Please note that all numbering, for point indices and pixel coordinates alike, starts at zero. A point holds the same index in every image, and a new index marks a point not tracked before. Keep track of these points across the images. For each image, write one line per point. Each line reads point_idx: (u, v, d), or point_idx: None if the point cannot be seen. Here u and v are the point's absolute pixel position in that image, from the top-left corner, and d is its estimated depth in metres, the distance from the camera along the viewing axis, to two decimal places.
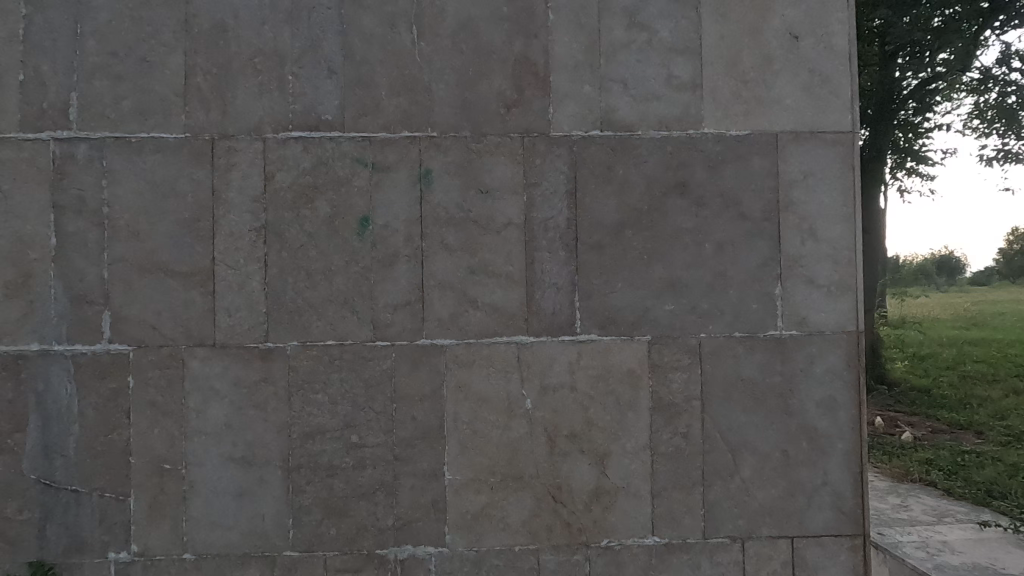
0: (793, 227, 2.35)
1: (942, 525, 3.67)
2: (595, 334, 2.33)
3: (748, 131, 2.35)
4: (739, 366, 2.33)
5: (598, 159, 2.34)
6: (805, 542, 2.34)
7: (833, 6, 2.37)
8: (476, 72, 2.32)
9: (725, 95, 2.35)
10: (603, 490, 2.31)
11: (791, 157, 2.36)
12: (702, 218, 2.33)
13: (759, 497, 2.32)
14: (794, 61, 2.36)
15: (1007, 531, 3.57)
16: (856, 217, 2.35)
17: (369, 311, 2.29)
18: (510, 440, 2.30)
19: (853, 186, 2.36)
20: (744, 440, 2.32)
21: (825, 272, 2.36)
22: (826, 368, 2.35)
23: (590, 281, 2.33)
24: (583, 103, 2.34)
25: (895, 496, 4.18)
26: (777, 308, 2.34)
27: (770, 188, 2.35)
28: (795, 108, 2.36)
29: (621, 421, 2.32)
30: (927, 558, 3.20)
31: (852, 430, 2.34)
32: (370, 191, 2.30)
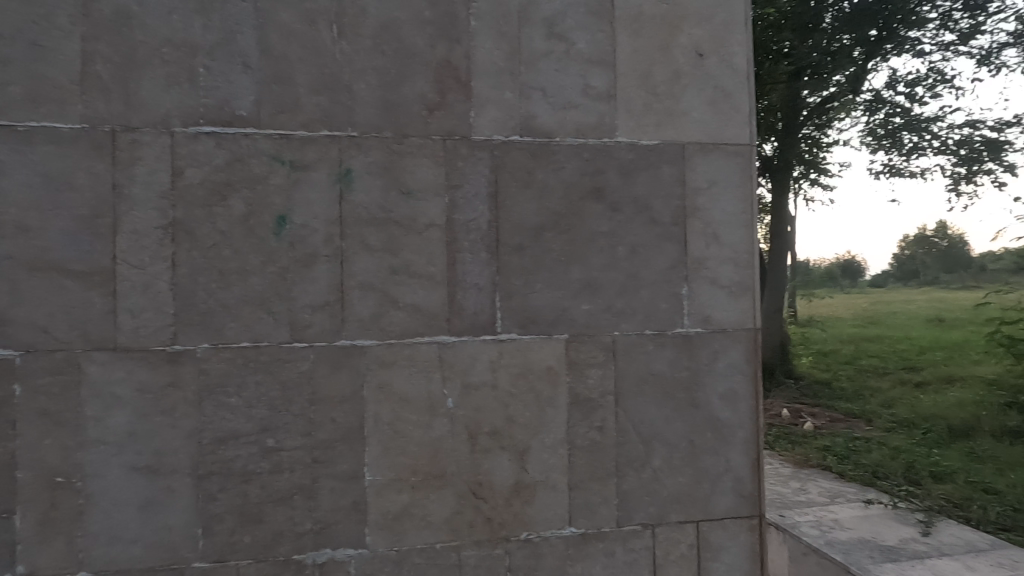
0: (699, 232, 2.52)
1: (834, 505, 4.05)
2: (515, 334, 2.40)
3: (659, 141, 2.50)
4: (650, 362, 2.47)
5: (518, 164, 2.41)
6: (710, 525, 2.51)
7: (734, 28, 2.57)
8: (398, 74, 2.34)
9: (638, 106, 2.49)
10: (523, 484, 2.39)
11: (697, 166, 2.53)
12: (616, 222, 2.46)
13: (668, 485, 2.47)
14: (700, 77, 2.54)
15: (889, 507, 3.98)
16: (753, 223, 2.56)
17: (286, 312, 2.25)
18: (432, 439, 2.33)
19: (751, 195, 2.57)
20: (655, 432, 2.47)
21: (727, 273, 2.55)
22: (728, 362, 2.54)
23: (510, 281, 2.39)
24: (503, 109, 2.41)
25: (796, 481, 4.57)
26: (684, 307, 2.51)
27: (677, 195, 2.51)
28: (700, 120, 2.54)
29: (540, 417, 2.40)
30: (820, 535, 3.53)
31: (749, 419, 2.55)
32: (288, 189, 2.26)
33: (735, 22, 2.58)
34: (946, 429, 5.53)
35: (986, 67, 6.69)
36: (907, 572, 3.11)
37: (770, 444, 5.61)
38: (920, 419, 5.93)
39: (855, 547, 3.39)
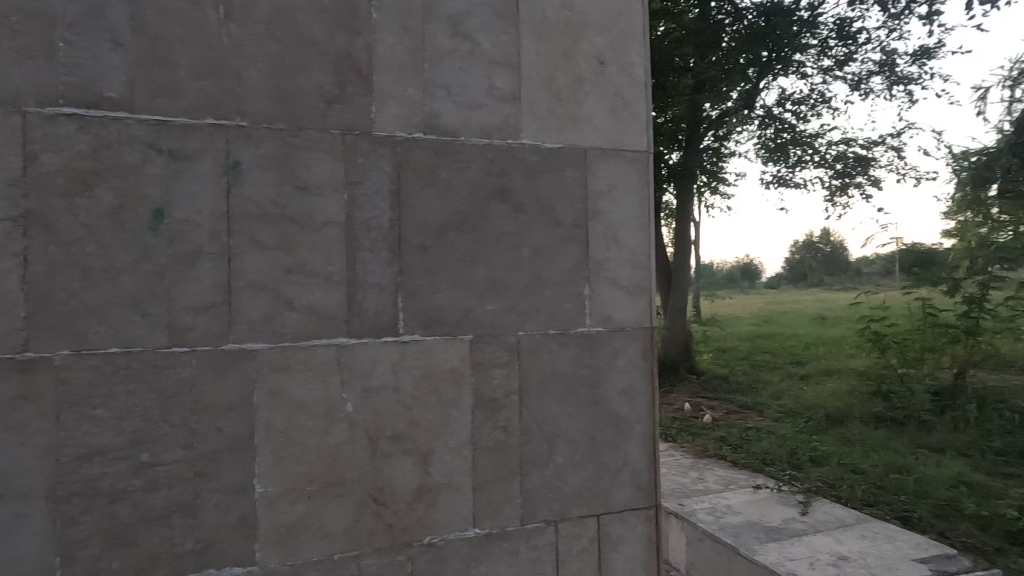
0: (600, 234, 2.60)
1: (727, 492, 4.36)
2: (418, 335, 2.35)
3: (562, 145, 2.56)
4: (553, 361, 2.52)
5: (421, 162, 2.37)
6: (610, 517, 2.60)
7: (633, 39, 2.68)
8: (293, 63, 2.22)
9: (542, 109, 2.53)
10: (426, 488, 2.34)
11: (598, 171, 2.61)
12: (521, 223, 2.48)
13: (571, 480, 2.53)
14: (601, 84, 2.62)
15: (774, 490, 4.32)
16: (650, 227, 2.69)
17: (165, 314, 2.07)
18: (330, 446, 2.23)
19: (648, 199, 2.69)
20: (558, 429, 2.51)
21: (626, 274, 2.65)
22: (627, 360, 2.64)
23: (413, 282, 2.35)
24: (407, 105, 2.36)
25: (694, 471, 4.88)
26: (586, 307, 2.58)
27: (579, 198, 2.58)
28: (601, 126, 2.62)
29: (443, 419, 2.37)
30: (713, 521, 3.79)
31: (646, 413, 2.67)
32: (166, 180, 2.07)
33: (634, 34, 2.69)
34: (824, 416, 6.10)
35: (857, 91, 7.47)
36: (787, 549, 3.38)
37: (673, 437, 5.93)
38: (803, 408, 6.50)
39: (744, 530, 3.64)
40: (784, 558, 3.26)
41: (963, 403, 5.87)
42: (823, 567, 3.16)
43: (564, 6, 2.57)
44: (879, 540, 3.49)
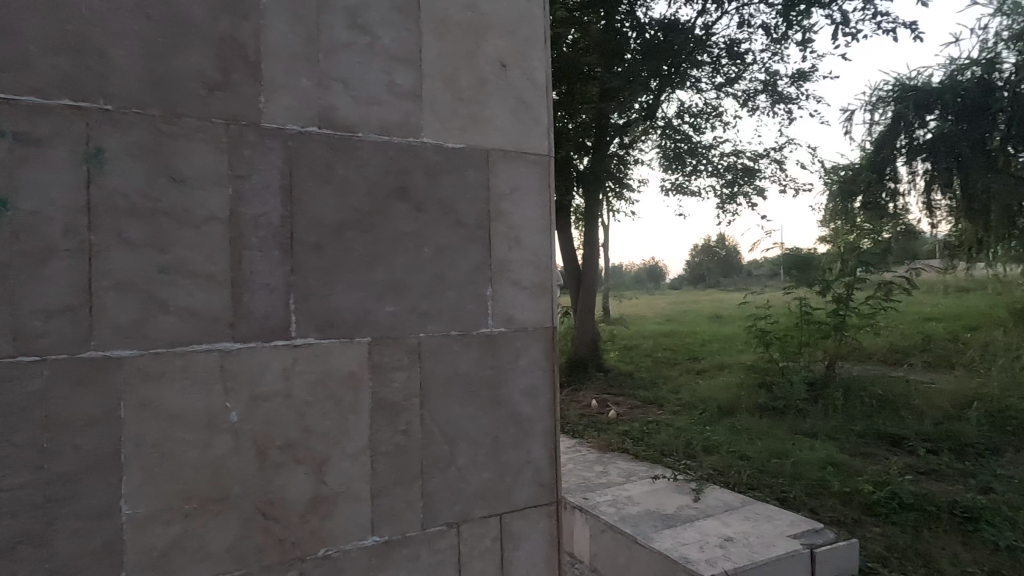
0: (502, 235, 2.62)
1: (628, 483, 4.57)
2: (312, 338, 2.24)
3: (464, 146, 2.55)
4: (455, 362, 2.51)
5: (316, 157, 2.26)
6: (513, 516, 2.63)
7: (534, 45, 2.74)
8: (168, 44, 2.03)
9: (443, 109, 2.51)
10: (321, 498, 2.24)
11: (501, 172, 2.64)
12: (422, 223, 2.44)
13: (473, 481, 2.53)
14: (503, 87, 2.65)
15: (671, 480, 4.58)
16: (551, 229, 2.75)
17: (9, 319, 1.82)
18: (212, 459, 2.07)
19: (549, 202, 2.76)
20: (460, 431, 2.50)
21: (529, 276, 2.70)
22: (529, 359, 2.68)
23: (306, 282, 2.23)
24: (299, 97, 2.24)
25: (599, 465, 5.07)
26: (488, 308, 2.59)
27: (482, 199, 2.58)
28: (503, 128, 2.65)
29: (340, 426, 2.27)
30: (615, 512, 3.96)
31: (548, 412, 2.72)
32: (10, 168, 1.83)
33: (536, 39, 2.74)
34: (716, 408, 6.56)
35: (746, 107, 8.13)
36: (680, 535, 3.59)
37: (580, 433, 6.12)
38: (698, 401, 6.97)
39: (642, 520, 3.83)
40: (677, 543, 3.46)
41: (832, 392, 6.55)
42: (711, 549, 3.39)
43: (466, 7, 2.56)
44: (761, 520, 3.80)
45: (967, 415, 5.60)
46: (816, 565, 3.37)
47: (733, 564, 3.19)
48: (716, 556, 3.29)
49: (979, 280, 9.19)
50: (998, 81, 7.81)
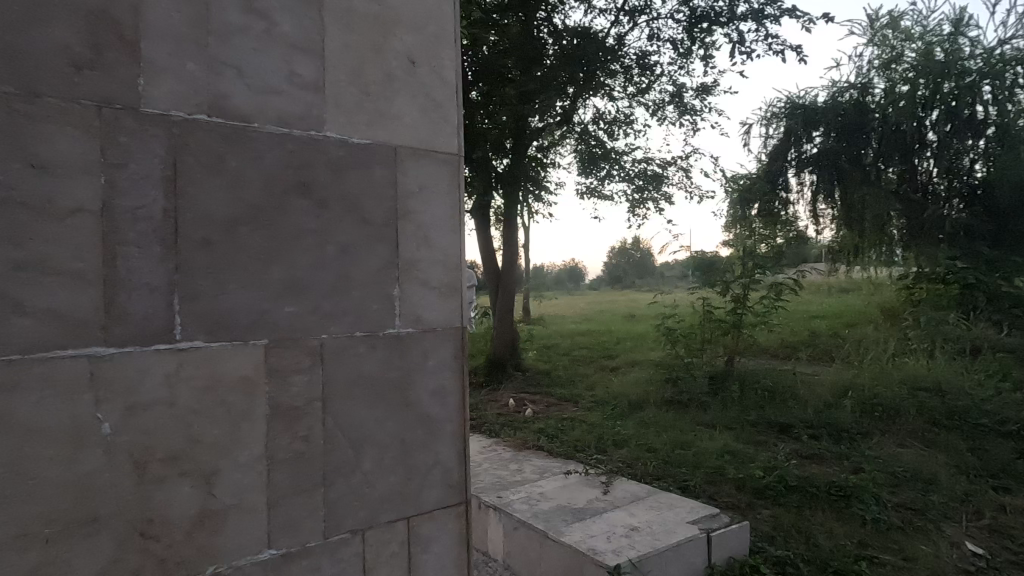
0: (410, 234, 2.58)
1: (542, 479, 4.66)
2: (200, 342, 2.09)
3: (370, 141, 2.48)
4: (360, 364, 2.43)
5: (205, 147, 2.11)
6: (421, 518, 2.59)
7: (444, 43, 2.72)
8: (25, 15, 1.82)
9: (348, 103, 2.43)
10: (210, 513, 2.09)
11: (409, 171, 2.59)
12: (324, 220, 2.35)
13: (379, 486, 2.46)
14: (412, 83, 2.60)
15: (583, 474, 4.72)
16: (461, 228, 2.74)
17: None
18: (79, 476, 1.87)
19: (459, 201, 2.74)
20: (365, 435, 2.43)
21: (438, 276, 2.67)
22: (437, 360, 2.66)
23: (194, 281, 2.08)
24: (186, 82, 2.08)
25: (514, 463, 5.13)
26: (395, 308, 2.54)
27: (389, 197, 2.52)
28: (412, 126, 2.60)
29: (232, 434, 2.14)
30: (528, 509, 4.01)
31: (457, 412, 2.72)
32: None
33: (446, 38, 2.72)
34: (626, 403, 6.85)
35: (655, 116, 8.55)
36: (589, 527, 3.71)
37: (497, 432, 6.16)
38: (610, 397, 7.24)
39: (554, 515, 3.91)
40: (586, 536, 3.57)
41: (729, 385, 7.04)
42: (618, 538, 3.52)
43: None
44: (664, 508, 4.00)
45: (842, 404, 6.19)
46: (712, 548, 3.60)
47: (637, 552, 3.33)
48: (621, 545, 3.42)
49: (855, 282, 10.25)
50: (870, 104, 8.91)
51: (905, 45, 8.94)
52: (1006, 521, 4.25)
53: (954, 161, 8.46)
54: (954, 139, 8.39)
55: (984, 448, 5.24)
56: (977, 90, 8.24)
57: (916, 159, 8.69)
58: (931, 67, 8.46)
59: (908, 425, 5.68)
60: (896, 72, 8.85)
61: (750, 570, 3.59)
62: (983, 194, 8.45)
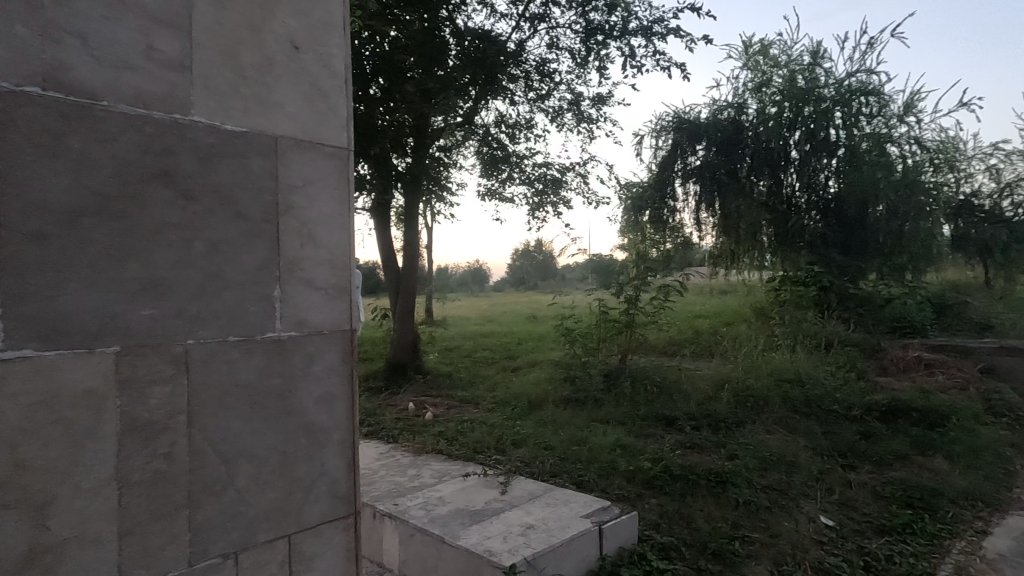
0: (293, 231, 2.41)
1: (440, 484, 4.58)
2: (31, 350, 1.80)
3: (246, 129, 2.29)
4: (234, 372, 2.23)
5: (38, 125, 1.82)
6: (303, 535, 2.43)
7: (332, 30, 2.58)
8: None
9: (220, 86, 2.22)
10: (42, 549, 1.81)
11: (292, 162, 2.42)
12: (191, 213, 2.12)
13: (255, 503, 2.28)
14: (295, 70, 2.44)
15: (482, 475, 4.72)
16: (350, 226, 2.61)
17: None
18: None
19: (348, 198, 2.61)
20: (240, 449, 2.23)
21: (324, 276, 2.52)
22: (324, 365, 2.51)
23: (23, 280, 1.79)
24: (13, 47, 1.79)
25: (411, 468, 5.00)
26: (275, 310, 2.36)
27: (268, 191, 2.34)
28: (295, 115, 2.44)
29: (73, 456, 1.87)
30: (424, 515, 3.92)
31: (345, 419, 2.58)
32: None
33: (333, 25, 2.58)
34: (526, 403, 6.96)
35: (554, 122, 8.78)
36: (487, 529, 3.70)
37: (395, 437, 6.00)
38: (510, 397, 7.31)
39: (451, 519, 3.86)
40: (482, 538, 3.55)
41: (622, 381, 7.37)
42: (514, 538, 3.54)
43: None
44: (559, 504, 4.10)
45: (720, 396, 6.72)
46: (603, 540, 3.73)
47: (532, 550, 3.37)
48: (517, 545, 3.44)
49: (732, 284, 11.21)
50: (745, 122, 9.84)
51: (774, 71, 9.94)
52: (851, 494, 4.84)
53: (812, 176, 9.48)
54: (812, 158, 9.43)
55: (835, 431, 5.93)
56: (830, 115, 9.28)
57: (783, 173, 9.63)
58: (793, 93, 9.47)
59: (775, 413, 6.28)
60: (766, 95, 9.83)
61: (638, 557, 3.77)
62: (836, 207, 9.41)
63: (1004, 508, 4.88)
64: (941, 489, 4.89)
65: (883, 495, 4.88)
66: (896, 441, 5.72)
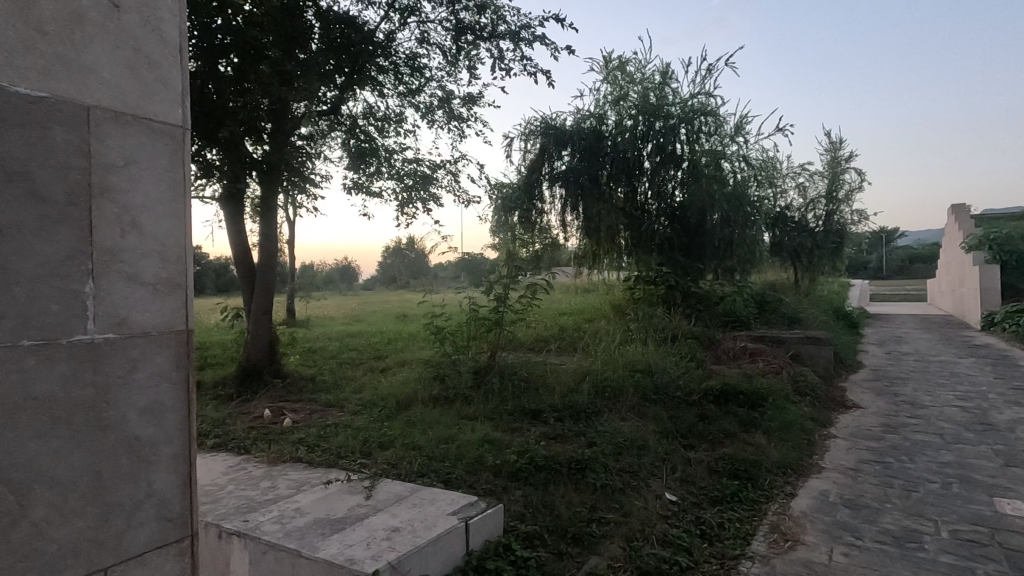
0: (111, 217, 2.13)
1: (298, 494, 4.29)
2: None
3: (46, 95, 1.98)
4: (29, 383, 1.91)
5: None
6: (124, 567, 2.16)
7: None
8: None
9: (9, 39, 1.90)
10: None
11: (108, 138, 2.13)
12: None
13: (60, 536, 1.97)
14: (113, 31, 2.15)
15: (345, 481, 4.50)
16: (184, 214, 2.35)
17: None
18: None
19: (183, 182, 2.36)
20: (37, 473, 1.92)
21: (153, 269, 2.25)
22: (151, 372, 2.25)
23: None
24: None
25: (266, 480, 4.62)
26: (86, 309, 2.07)
27: (77, 169, 2.04)
28: (113, 83, 2.15)
29: None
30: (279, 529, 3.63)
31: (179, 432, 2.33)
32: None
33: None
34: (394, 405, 6.80)
35: (425, 118, 8.68)
36: (348, 536, 3.53)
37: (247, 448, 5.52)
38: (378, 399, 7.10)
39: (309, 530, 3.63)
40: (344, 547, 3.38)
41: (491, 377, 7.41)
42: (377, 543, 3.43)
43: None
44: (426, 504, 4.05)
45: (581, 388, 7.12)
46: (470, 535, 3.74)
47: (397, 553, 3.27)
48: (381, 550, 3.33)
49: (594, 283, 11.93)
50: (605, 131, 10.50)
51: (630, 86, 10.70)
52: (691, 471, 5.41)
53: (662, 185, 10.44)
54: (661, 169, 10.38)
55: (678, 415, 6.59)
56: (676, 132, 10.27)
57: (637, 182, 10.49)
58: (646, 108, 10.32)
59: (628, 401, 6.81)
60: (624, 108, 10.58)
61: (503, 548, 3.85)
62: (680, 213, 10.47)
63: (806, 472, 5.79)
64: (760, 461, 5.65)
65: (716, 469, 5.53)
66: (726, 421, 6.50)
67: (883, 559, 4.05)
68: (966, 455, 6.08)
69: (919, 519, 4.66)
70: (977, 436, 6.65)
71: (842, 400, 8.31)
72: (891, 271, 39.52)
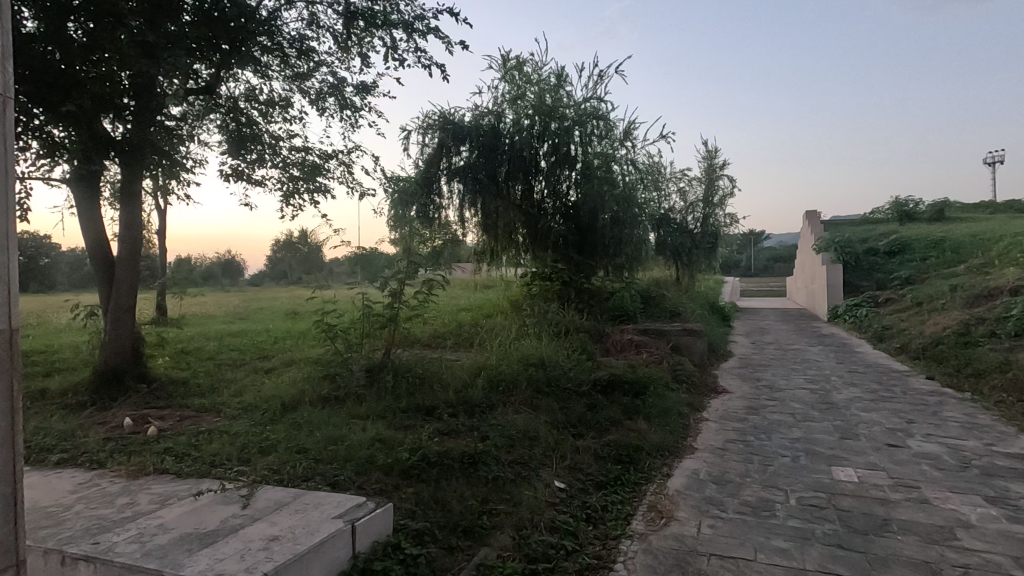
0: None
1: (162, 509, 3.91)
2: None
3: None
4: None
5: None
6: None
7: None
8: None
9: None
10: None
11: None
12: None
13: None
14: None
15: (218, 491, 4.16)
16: (8, 197, 2.20)
17: None
18: None
19: (6, 160, 2.20)
20: None
21: None
22: None
23: None
24: None
25: (123, 496, 4.16)
26: None
27: None
28: None
29: None
30: (136, 549, 3.29)
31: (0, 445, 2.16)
32: None
33: None
34: (278, 408, 6.42)
35: (315, 104, 8.26)
36: (219, 550, 3.28)
37: (102, 462, 4.93)
38: (260, 402, 6.68)
39: (173, 547, 3.31)
40: (213, 561, 3.13)
41: (384, 374, 7.23)
42: (253, 554, 3.21)
43: None
44: (309, 509, 3.86)
45: (476, 382, 7.18)
46: (356, 537, 3.62)
47: (274, 563, 3.08)
48: (256, 561, 3.12)
49: (492, 278, 12.07)
50: (504, 130, 10.61)
51: (527, 86, 10.82)
52: (579, 458, 5.68)
53: (556, 185, 10.76)
54: (556, 169, 10.66)
55: (568, 406, 6.86)
56: (571, 134, 10.60)
57: (533, 180, 10.74)
58: (542, 108, 10.53)
59: (521, 394, 6.97)
60: (521, 108, 10.69)
61: (392, 548, 3.76)
62: (574, 213, 10.86)
63: (681, 453, 6.28)
64: (641, 445, 6.05)
65: (601, 456, 5.85)
66: (612, 409, 6.88)
67: (742, 527, 4.50)
68: (812, 431, 6.93)
69: (773, 489, 5.24)
70: (820, 414, 7.60)
71: (713, 386, 9.13)
72: (758, 269, 44.27)
